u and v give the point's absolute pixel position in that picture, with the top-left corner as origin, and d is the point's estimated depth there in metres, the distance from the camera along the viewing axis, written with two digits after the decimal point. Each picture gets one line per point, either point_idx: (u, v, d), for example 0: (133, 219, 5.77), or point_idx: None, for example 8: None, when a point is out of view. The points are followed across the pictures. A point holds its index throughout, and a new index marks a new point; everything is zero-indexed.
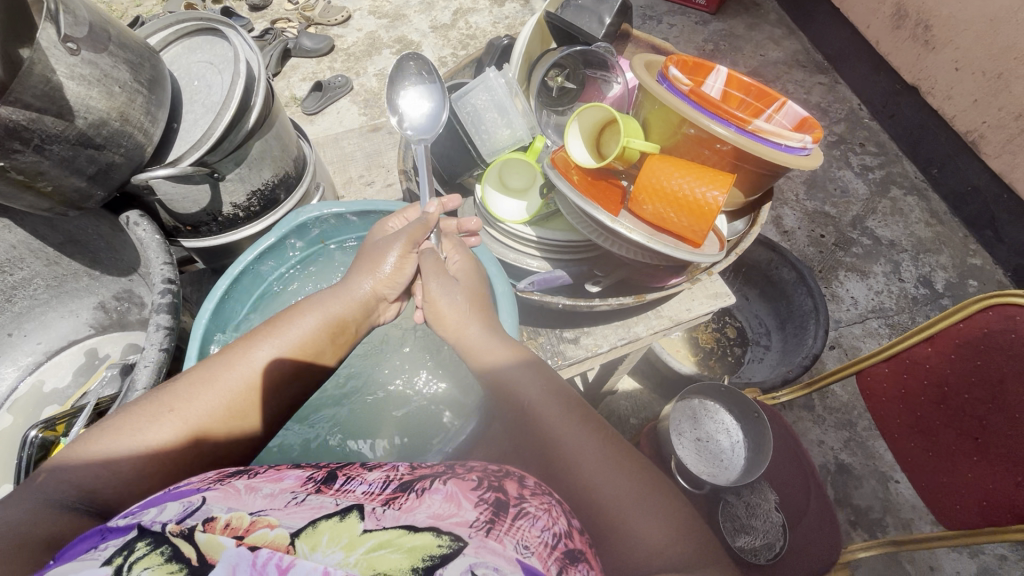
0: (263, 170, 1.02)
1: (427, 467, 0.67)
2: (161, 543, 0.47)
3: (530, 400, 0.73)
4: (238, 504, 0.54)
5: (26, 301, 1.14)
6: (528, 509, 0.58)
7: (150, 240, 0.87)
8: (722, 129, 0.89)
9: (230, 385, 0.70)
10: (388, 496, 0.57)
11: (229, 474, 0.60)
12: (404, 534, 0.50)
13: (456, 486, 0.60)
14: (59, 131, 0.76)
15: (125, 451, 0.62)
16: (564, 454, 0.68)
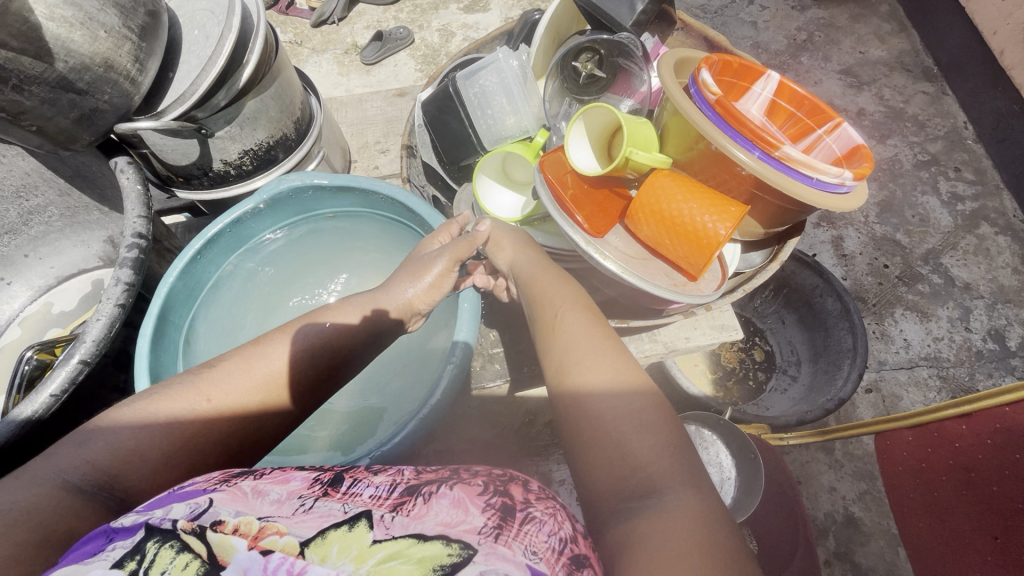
0: (257, 130, 0.99)
1: (433, 470, 0.63)
2: (168, 539, 0.48)
3: (584, 375, 0.68)
4: (246, 508, 0.53)
5: (42, 227, 1.18)
6: (535, 513, 0.55)
7: (130, 190, 0.88)
8: (740, 154, 0.77)
9: (262, 376, 0.71)
10: (397, 501, 0.55)
11: (234, 476, 0.59)
12: (414, 544, 0.49)
13: (462, 490, 0.56)
14: (38, 72, 0.76)
15: (156, 435, 0.62)
16: (602, 415, 0.63)
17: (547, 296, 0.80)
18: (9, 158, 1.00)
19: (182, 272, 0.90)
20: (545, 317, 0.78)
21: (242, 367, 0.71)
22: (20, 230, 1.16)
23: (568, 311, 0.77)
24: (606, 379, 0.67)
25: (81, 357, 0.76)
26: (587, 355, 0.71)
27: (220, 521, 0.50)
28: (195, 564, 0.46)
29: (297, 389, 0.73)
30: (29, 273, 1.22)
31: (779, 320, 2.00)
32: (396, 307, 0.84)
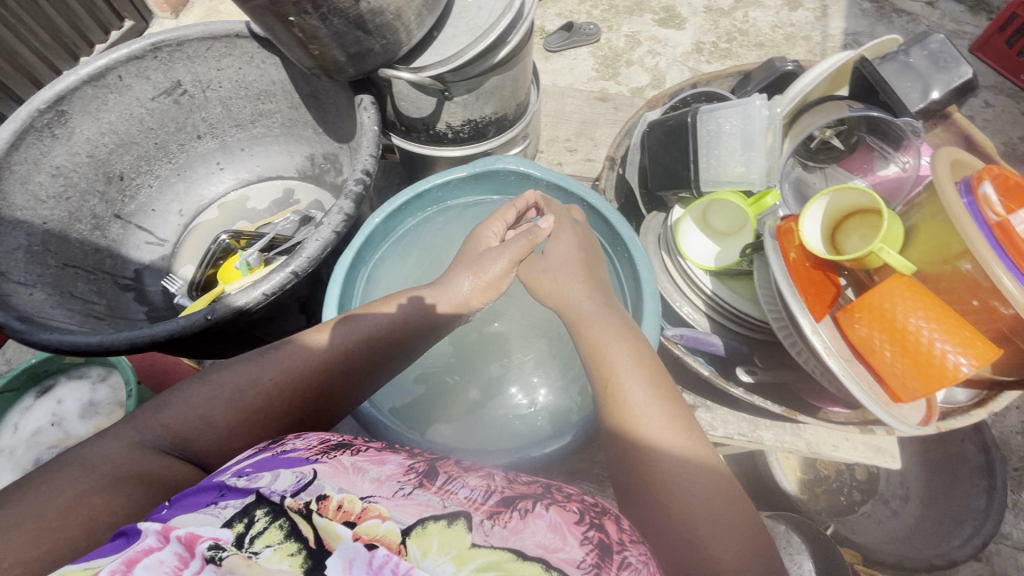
0: (486, 104, 1.02)
1: (524, 481, 0.60)
2: (276, 516, 0.48)
3: (651, 425, 0.60)
4: (347, 485, 0.53)
5: (263, 129, 1.31)
6: (630, 559, 0.50)
7: (368, 129, 0.94)
8: (1013, 290, 0.67)
9: (316, 350, 0.71)
10: (493, 508, 0.52)
11: (331, 448, 0.59)
12: (513, 560, 0.46)
13: (559, 513, 0.53)
14: (345, 7, 0.80)
15: (219, 403, 0.65)
16: (671, 488, 0.56)
17: (606, 334, 0.70)
18: (266, 65, 1.16)
19: (383, 219, 0.95)
20: (600, 358, 0.68)
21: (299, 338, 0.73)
22: (246, 127, 1.29)
23: (627, 354, 0.67)
24: (667, 443, 0.59)
25: (294, 268, 0.82)
26: (647, 408, 0.61)
27: (324, 495, 0.50)
28: (300, 555, 0.45)
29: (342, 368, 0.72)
30: (239, 165, 1.34)
31: None
32: (453, 302, 0.79)
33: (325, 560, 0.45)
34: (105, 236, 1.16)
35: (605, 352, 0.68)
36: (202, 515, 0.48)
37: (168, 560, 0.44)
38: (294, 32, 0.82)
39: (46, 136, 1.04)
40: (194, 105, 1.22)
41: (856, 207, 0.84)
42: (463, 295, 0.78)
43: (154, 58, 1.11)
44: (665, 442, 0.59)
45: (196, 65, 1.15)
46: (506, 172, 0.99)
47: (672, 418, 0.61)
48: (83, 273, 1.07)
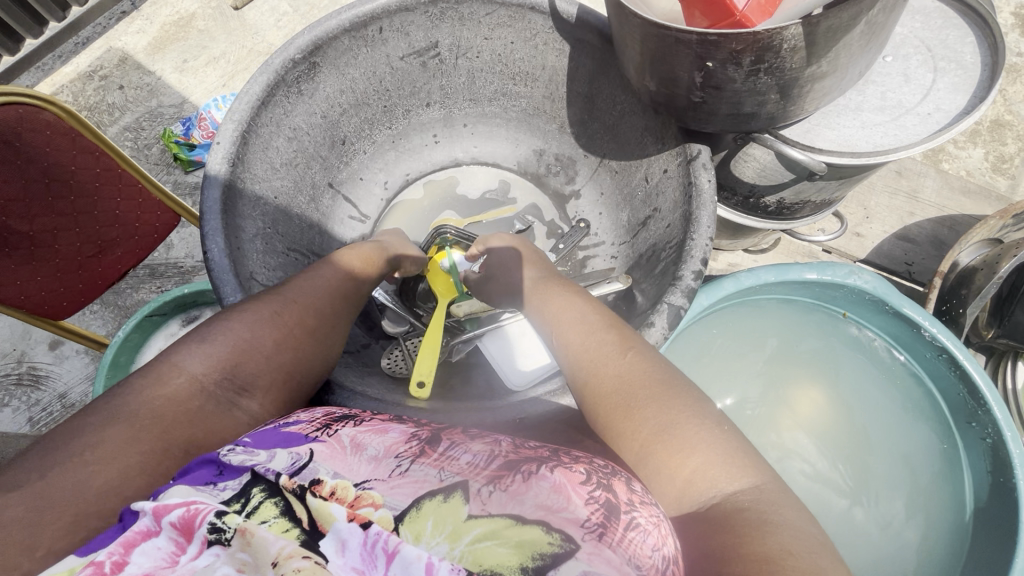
0: (838, 188, 0.80)
1: (531, 446, 0.53)
2: (273, 493, 0.42)
3: (607, 369, 0.57)
4: (344, 468, 0.46)
5: (497, 109, 1.10)
6: (639, 520, 0.44)
7: (708, 198, 0.74)
8: None
9: (321, 280, 0.68)
10: (495, 473, 0.47)
11: (334, 420, 0.53)
12: (512, 526, 0.42)
13: (564, 474, 0.47)
14: (789, 68, 0.58)
15: (258, 329, 0.60)
16: (681, 449, 0.49)
17: (568, 311, 0.65)
18: (547, 49, 0.93)
19: (697, 307, 0.79)
20: (574, 336, 0.62)
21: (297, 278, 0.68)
22: (479, 103, 1.09)
23: (591, 327, 0.61)
24: (658, 409, 0.52)
25: None
26: (633, 381, 0.55)
27: (318, 480, 0.44)
28: (297, 530, 0.40)
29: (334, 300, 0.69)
30: (457, 142, 1.15)
31: None
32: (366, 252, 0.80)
33: (320, 540, 0.39)
34: (318, 209, 1.00)
35: (575, 317, 0.63)
36: (198, 493, 0.42)
37: (165, 546, 0.39)
38: (696, 77, 0.62)
39: (293, 91, 0.86)
40: (439, 71, 1.01)
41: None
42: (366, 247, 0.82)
43: (424, 12, 0.90)
44: (615, 373, 0.56)
45: (464, 28, 0.94)
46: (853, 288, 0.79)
47: (648, 386, 0.54)
48: (303, 259, 0.94)
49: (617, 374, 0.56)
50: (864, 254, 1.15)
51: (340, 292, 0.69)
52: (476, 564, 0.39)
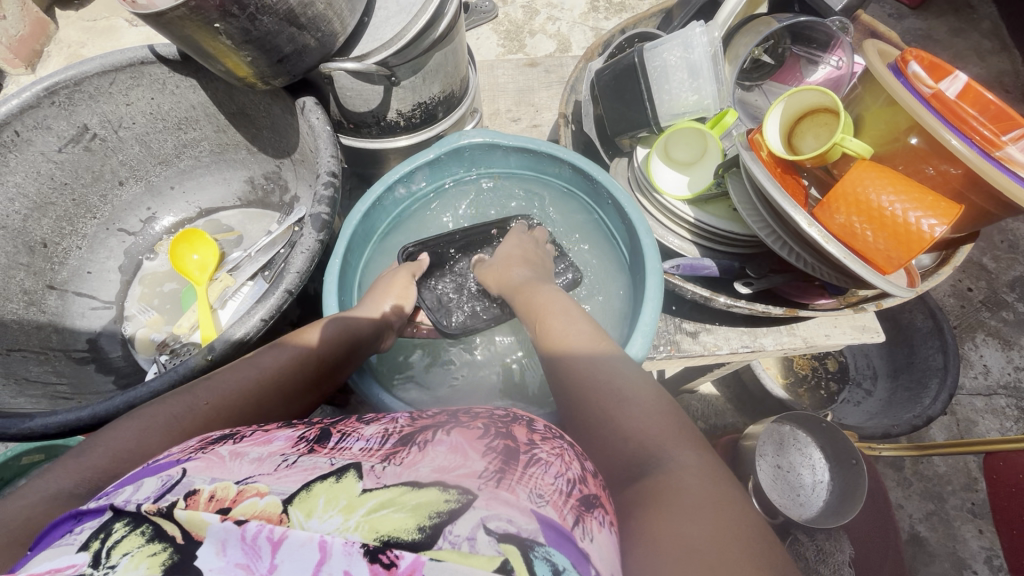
0: (433, 84, 1.01)
1: (429, 415, 0.57)
2: (138, 522, 0.41)
3: (577, 349, 0.69)
4: (222, 472, 0.46)
5: (191, 160, 1.22)
6: (539, 454, 0.50)
7: (321, 130, 0.89)
8: (958, 143, 0.76)
9: (258, 372, 0.70)
10: (389, 451, 0.49)
11: (212, 442, 0.53)
12: (408, 491, 0.43)
13: (461, 435, 0.51)
14: (272, 3, 0.76)
15: (156, 433, 0.59)
16: (625, 411, 0.59)
17: (546, 302, 0.79)
18: (182, 90, 1.06)
19: (361, 216, 0.98)
20: (545, 324, 0.75)
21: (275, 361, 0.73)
22: (171, 161, 1.20)
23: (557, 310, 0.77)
24: (623, 375, 0.64)
25: (287, 286, 0.81)
26: (603, 361, 0.66)
27: (195, 490, 0.43)
28: (166, 552, 0.39)
29: (282, 392, 0.72)
30: (173, 204, 1.25)
31: None
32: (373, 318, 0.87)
33: (196, 550, 0.39)
34: (45, 311, 1.08)
35: (557, 310, 0.77)
36: (57, 548, 0.41)
37: None
38: (224, 40, 0.76)
39: None
40: (109, 149, 1.11)
41: (809, 108, 0.91)
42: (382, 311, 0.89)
43: (51, 103, 0.98)
44: (607, 361, 0.66)
45: (100, 103, 1.04)
46: (468, 147, 1.04)
47: (630, 371, 0.65)
48: (31, 355, 0.99)
49: (597, 362, 0.66)
50: (547, 136, 1.37)
51: (278, 385, 0.71)
52: (373, 531, 0.39)
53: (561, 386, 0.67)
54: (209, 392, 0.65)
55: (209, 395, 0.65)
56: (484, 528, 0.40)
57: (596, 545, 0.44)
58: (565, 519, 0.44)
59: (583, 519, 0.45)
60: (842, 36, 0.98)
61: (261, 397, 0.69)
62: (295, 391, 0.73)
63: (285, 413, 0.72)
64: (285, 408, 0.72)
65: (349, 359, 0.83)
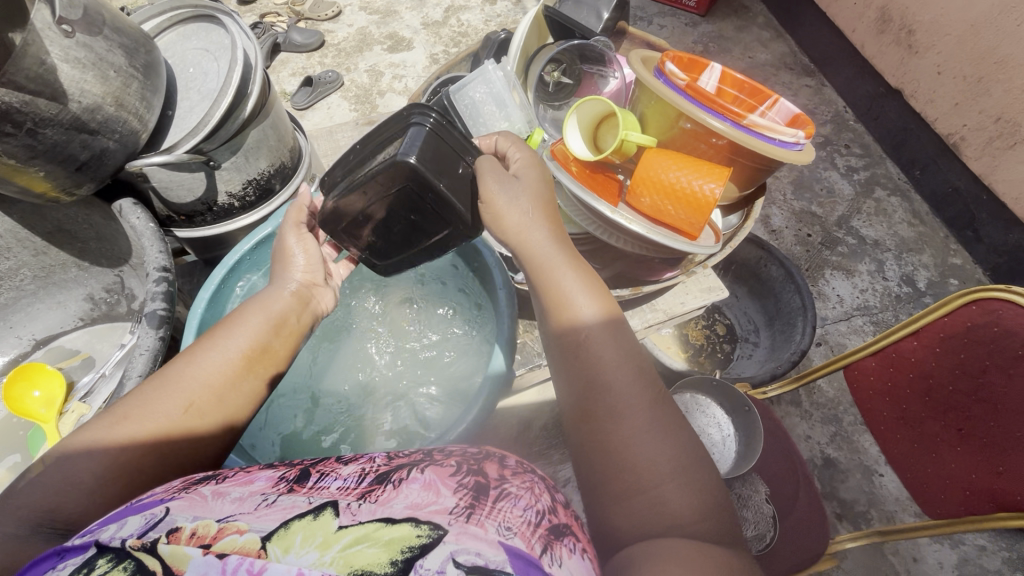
0: (259, 159, 1.02)
1: (402, 455, 0.65)
2: (122, 557, 0.46)
3: (601, 380, 0.72)
4: (203, 512, 0.51)
5: (14, 292, 1.12)
6: (509, 489, 0.58)
7: (144, 228, 0.87)
8: (719, 123, 0.92)
9: (189, 374, 0.74)
10: (365, 489, 0.55)
11: (194, 482, 0.59)
12: (380, 526, 0.49)
13: (434, 472, 0.59)
14: (54, 114, 0.83)
15: (82, 464, 0.65)
16: (641, 460, 0.67)
17: (563, 292, 0.79)
18: None
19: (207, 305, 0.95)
20: (570, 334, 0.76)
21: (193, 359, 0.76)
22: None
23: (584, 298, 0.78)
24: (649, 425, 0.69)
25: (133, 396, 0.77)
26: (621, 399, 0.70)
27: (178, 528, 0.49)
28: None
29: (218, 398, 0.74)
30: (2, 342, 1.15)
31: (732, 295, 2.33)
32: (290, 290, 0.90)
33: None
34: None
35: (570, 307, 0.78)
36: None
37: None
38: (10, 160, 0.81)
39: None
40: None
41: (602, 113, 1.04)
42: (295, 289, 0.89)
43: None
44: (643, 407, 0.70)
45: None
46: None
47: (670, 432, 0.69)
48: None
49: (626, 403, 0.70)
50: None
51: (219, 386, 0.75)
52: (348, 565, 0.44)
53: (582, 413, 0.72)
54: (131, 408, 0.69)
55: (130, 412, 0.69)
56: (453, 562, 0.45)
57: (563, 568, 0.50)
58: (532, 548, 0.50)
59: (551, 546, 0.52)
60: (613, 53, 1.15)
61: (183, 404, 0.71)
62: (226, 383, 0.75)
63: (220, 406, 0.74)
64: (219, 403, 0.74)
65: (278, 338, 0.83)
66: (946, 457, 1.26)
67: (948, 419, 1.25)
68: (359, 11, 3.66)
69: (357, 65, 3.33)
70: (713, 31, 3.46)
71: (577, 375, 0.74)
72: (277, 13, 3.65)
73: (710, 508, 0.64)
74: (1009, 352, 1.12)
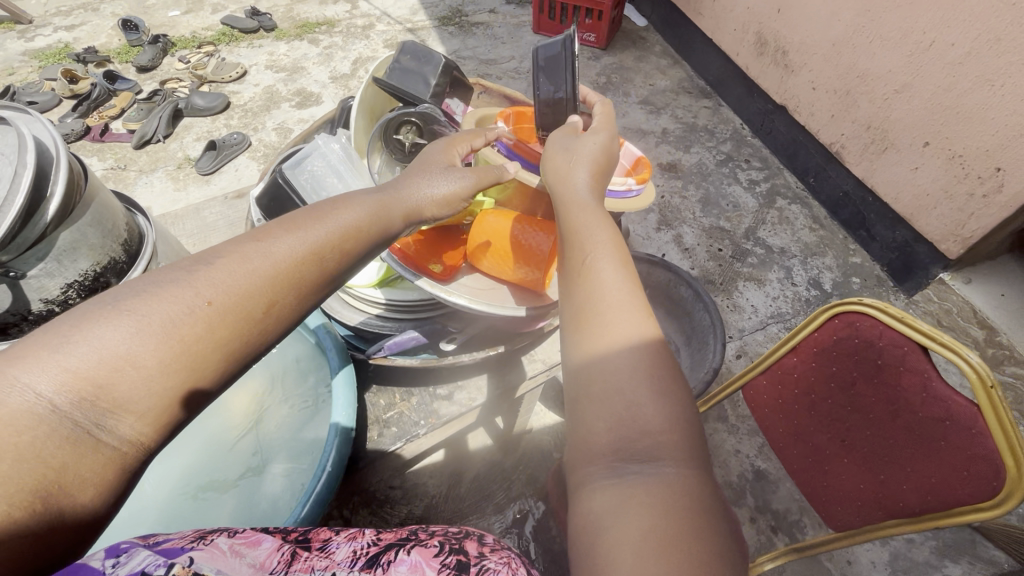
0: (74, 260, 1.35)
1: (387, 536, 0.78)
2: None
3: (607, 301, 0.77)
4: (225, 567, 0.64)
5: None
6: (488, 565, 0.72)
7: None
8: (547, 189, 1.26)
9: (238, 272, 0.72)
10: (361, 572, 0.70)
11: (205, 533, 0.69)
12: None
13: (419, 554, 0.73)
14: None
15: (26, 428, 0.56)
16: (626, 379, 0.72)
17: (589, 223, 0.85)
18: None
19: None
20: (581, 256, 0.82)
21: (167, 297, 0.67)
22: None
23: (602, 232, 0.84)
24: (644, 349, 0.74)
25: None
26: (615, 319, 0.76)
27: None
28: None
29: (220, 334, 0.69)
30: None
31: (652, 316, 2.37)
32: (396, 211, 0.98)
33: None
34: None
35: (590, 240, 0.83)
36: None
37: None
38: None
39: None
40: None
41: None
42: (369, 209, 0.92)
43: None
44: (644, 334, 0.75)
45: None
46: None
47: (660, 365, 0.74)
48: None
49: (628, 327, 0.75)
50: None
51: (249, 285, 0.72)
52: None
53: (584, 322, 0.77)
54: (138, 315, 0.65)
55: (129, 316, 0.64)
56: None
57: None
58: None
59: None
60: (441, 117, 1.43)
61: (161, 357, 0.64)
62: (261, 293, 0.73)
63: (258, 336, 0.74)
64: (220, 343, 0.69)
65: (314, 265, 0.79)
66: (836, 469, 1.28)
67: (832, 433, 1.28)
68: (265, 70, 3.65)
69: (265, 123, 3.29)
70: (615, 64, 3.62)
71: (585, 291, 0.79)
72: (179, 78, 3.59)
73: (683, 434, 0.70)
74: (871, 362, 1.16)
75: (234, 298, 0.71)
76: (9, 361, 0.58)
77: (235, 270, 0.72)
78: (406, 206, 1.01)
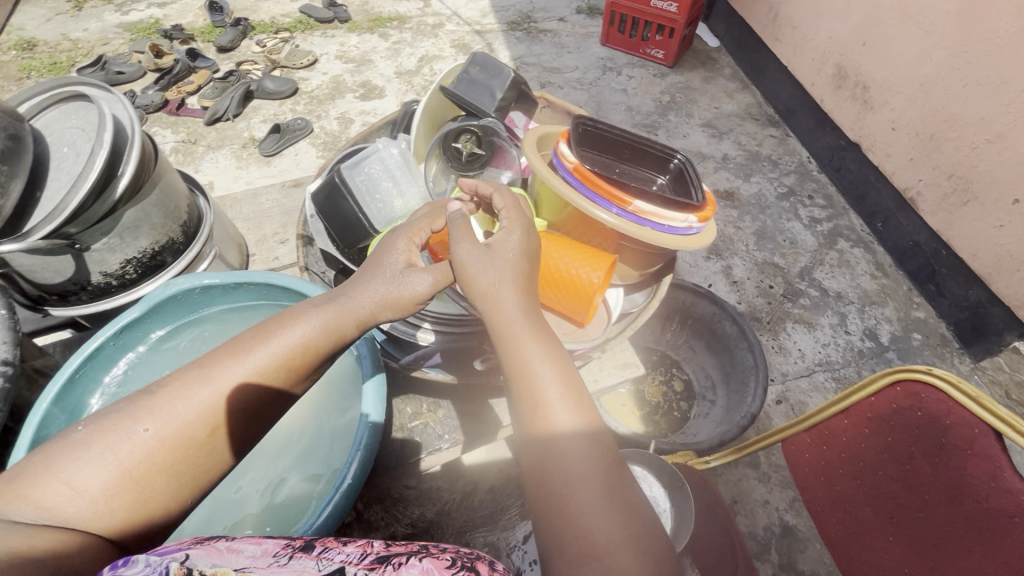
0: (132, 237, 1.41)
1: (399, 545, 0.76)
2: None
3: (565, 450, 0.89)
4: (223, 560, 0.65)
5: None
6: None
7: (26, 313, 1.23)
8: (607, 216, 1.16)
9: (183, 402, 0.89)
10: (370, 565, 0.69)
11: (203, 539, 0.71)
12: None
13: (431, 561, 0.71)
14: None
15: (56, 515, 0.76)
16: (588, 521, 0.84)
17: (532, 361, 0.96)
18: None
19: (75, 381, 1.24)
20: (540, 398, 0.93)
21: (173, 401, 0.89)
22: None
23: (555, 370, 0.95)
24: (600, 491, 0.86)
25: None
26: (570, 469, 0.88)
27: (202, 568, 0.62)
28: None
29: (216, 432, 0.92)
30: None
31: (690, 349, 2.28)
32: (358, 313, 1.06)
33: None
34: None
35: (539, 375, 0.95)
36: None
37: None
38: None
39: None
40: None
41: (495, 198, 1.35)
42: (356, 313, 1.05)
43: None
44: (597, 475, 0.87)
45: None
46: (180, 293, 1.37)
47: (616, 500, 0.86)
48: None
49: (583, 471, 0.87)
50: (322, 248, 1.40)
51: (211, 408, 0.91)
52: None
53: (545, 470, 0.90)
54: (94, 447, 0.82)
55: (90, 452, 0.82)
56: None
57: None
58: None
59: None
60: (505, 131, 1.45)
61: (129, 468, 0.82)
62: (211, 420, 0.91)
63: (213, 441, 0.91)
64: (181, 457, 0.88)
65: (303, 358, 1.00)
66: (880, 546, 1.20)
67: (879, 507, 1.20)
68: (335, 59, 3.75)
69: (329, 112, 3.38)
70: (681, 83, 3.53)
71: (549, 438, 0.91)
72: (254, 61, 3.73)
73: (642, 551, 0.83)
74: (934, 439, 1.06)
75: (183, 426, 0.88)
76: (36, 476, 0.78)
77: (175, 399, 0.89)
78: (361, 314, 1.07)
